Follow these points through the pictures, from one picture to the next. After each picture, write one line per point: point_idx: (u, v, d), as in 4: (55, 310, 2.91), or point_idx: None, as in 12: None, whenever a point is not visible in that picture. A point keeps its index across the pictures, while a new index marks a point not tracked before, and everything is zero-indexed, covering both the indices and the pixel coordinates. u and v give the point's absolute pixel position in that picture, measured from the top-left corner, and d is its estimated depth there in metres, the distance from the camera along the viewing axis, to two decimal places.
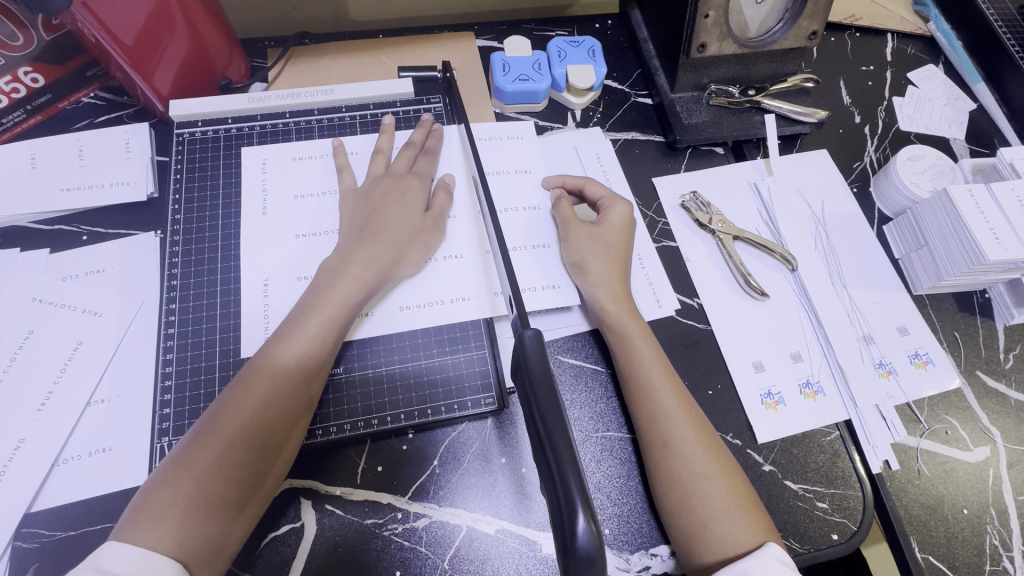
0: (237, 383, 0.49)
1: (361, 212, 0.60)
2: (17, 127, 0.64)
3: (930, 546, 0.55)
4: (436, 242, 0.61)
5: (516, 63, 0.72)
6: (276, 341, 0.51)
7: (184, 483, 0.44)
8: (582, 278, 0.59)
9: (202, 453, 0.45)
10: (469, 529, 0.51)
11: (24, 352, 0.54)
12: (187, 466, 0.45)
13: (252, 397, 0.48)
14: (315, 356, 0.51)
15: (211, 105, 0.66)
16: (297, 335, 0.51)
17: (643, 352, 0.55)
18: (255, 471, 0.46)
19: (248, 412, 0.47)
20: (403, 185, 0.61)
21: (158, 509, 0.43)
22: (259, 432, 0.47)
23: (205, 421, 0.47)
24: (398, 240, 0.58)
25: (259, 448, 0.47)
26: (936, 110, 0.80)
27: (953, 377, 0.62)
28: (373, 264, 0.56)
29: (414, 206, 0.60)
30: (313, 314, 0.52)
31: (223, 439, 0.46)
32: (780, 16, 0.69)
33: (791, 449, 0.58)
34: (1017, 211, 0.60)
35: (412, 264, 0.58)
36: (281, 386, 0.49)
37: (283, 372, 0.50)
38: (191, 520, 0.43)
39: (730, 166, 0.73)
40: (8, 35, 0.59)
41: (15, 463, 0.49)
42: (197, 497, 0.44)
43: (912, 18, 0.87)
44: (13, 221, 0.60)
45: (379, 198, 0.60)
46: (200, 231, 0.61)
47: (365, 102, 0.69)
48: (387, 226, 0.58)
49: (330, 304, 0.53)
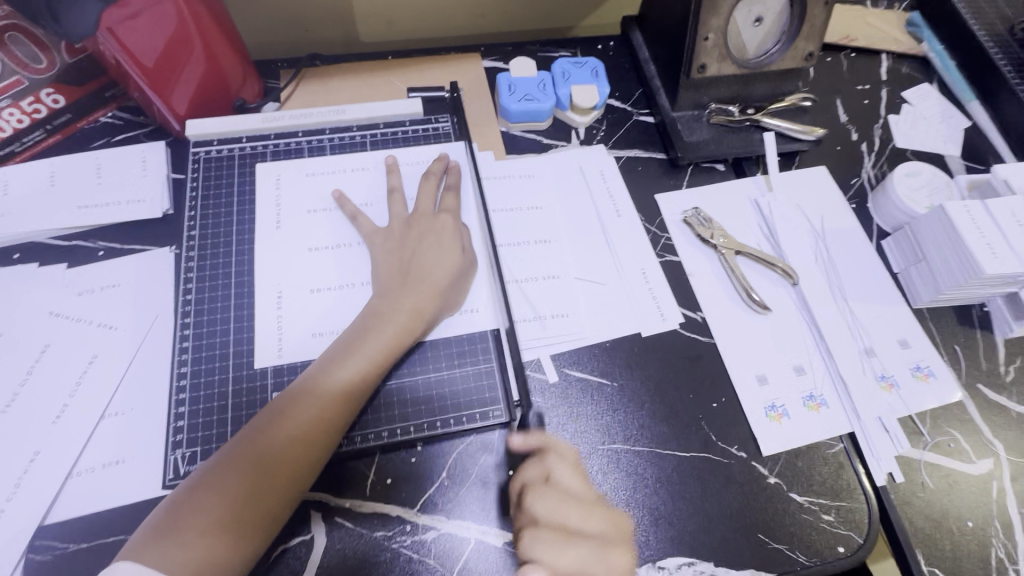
0: (273, 408, 0.51)
1: (399, 257, 0.60)
2: (35, 146, 0.66)
3: (936, 559, 0.55)
4: (459, 299, 0.61)
5: (522, 83, 0.74)
6: (318, 369, 0.53)
7: (216, 499, 0.46)
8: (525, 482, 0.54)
9: (239, 471, 0.47)
10: (477, 542, 0.52)
11: (40, 365, 0.55)
12: (223, 483, 0.47)
13: (295, 422, 0.50)
14: (351, 389, 0.52)
15: (226, 124, 0.67)
16: (340, 364, 0.53)
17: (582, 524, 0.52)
18: (286, 495, 0.48)
19: (279, 439, 0.49)
20: (435, 226, 0.62)
21: (189, 522, 0.45)
22: (296, 458, 0.49)
23: (237, 441, 0.49)
24: (440, 285, 0.58)
25: (293, 473, 0.48)
26: (931, 127, 0.82)
27: (955, 390, 0.63)
28: (422, 299, 0.57)
29: (449, 247, 0.60)
30: (364, 343, 0.54)
31: (260, 459, 0.48)
32: (777, 37, 0.71)
33: (795, 462, 0.58)
34: (1014, 228, 0.61)
35: (450, 308, 0.60)
36: (319, 418, 0.50)
37: (320, 401, 0.51)
38: (219, 538, 0.45)
39: (730, 183, 0.74)
40: (30, 57, 0.61)
41: (31, 474, 0.50)
42: (215, 518, 0.45)
43: (906, 39, 0.89)
44: (32, 237, 0.62)
45: (415, 244, 0.60)
46: (214, 246, 0.62)
47: (375, 122, 0.71)
48: (427, 272, 0.58)
49: (381, 335, 0.54)
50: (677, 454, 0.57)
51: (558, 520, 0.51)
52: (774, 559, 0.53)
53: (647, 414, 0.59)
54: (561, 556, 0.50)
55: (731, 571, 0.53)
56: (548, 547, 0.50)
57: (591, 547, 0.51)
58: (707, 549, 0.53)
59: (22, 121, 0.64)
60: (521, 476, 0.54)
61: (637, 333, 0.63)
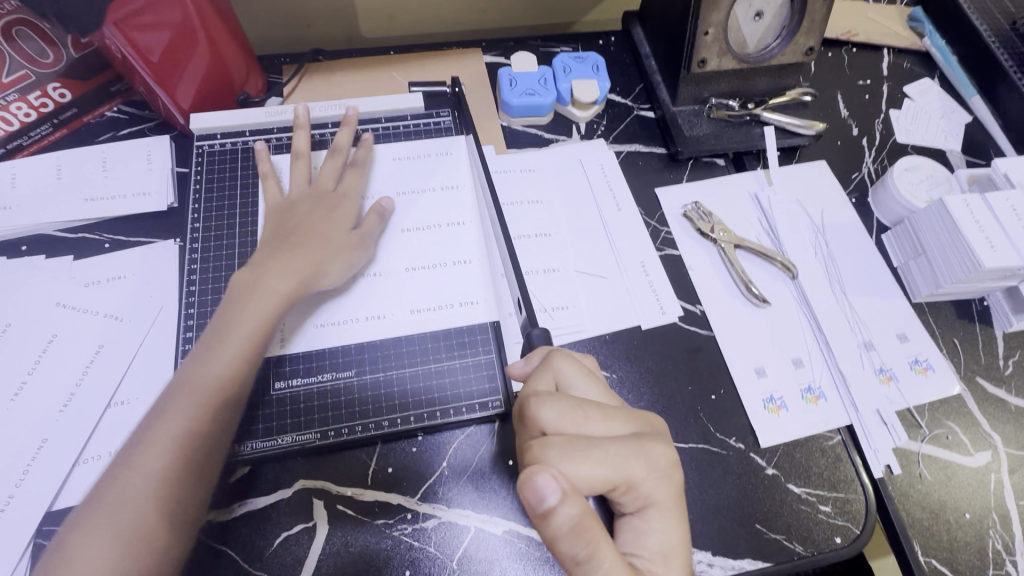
0: (157, 408, 0.51)
1: (281, 225, 0.61)
2: (43, 140, 0.67)
3: (933, 550, 0.55)
4: (364, 258, 0.61)
5: (523, 78, 0.74)
6: (189, 363, 0.53)
7: (116, 508, 0.46)
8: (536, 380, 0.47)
9: (131, 478, 0.47)
10: (477, 530, 0.52)
11: (47, 355, 0.56)
12: (114, 494, 0.47)
13: (170, 421, 0.49)
14: (230, 375, 0.52)
15: (230, 119, 0.68)
16: (211, 355, 0.53)
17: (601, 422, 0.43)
18: (182, 490, 0.48)
19: (166, 439, 0.48)
20: (329, 204, 0.63)
21: (94, 537, 0.45)
22: (179, 453, 0.48)
23: (125, 449, 0.49)
24: (316, 254, 0.58)
25: (191, 469, 0.48)
26: (932, 122, 0.82)
27: (953, 383, 0.63)
28: (291, 274, 0.57)
29: (334, 221, 0.61)
30: (215, 340, 0.53)
31: (145, 463, 0.47)
32: (778, 32, 0.71)
33: (793, 454, 0.59)
34: (1012, 221, 0.61)
35: (335, 277, 0.59)
36: (200, 410, 0.50)
37: (199, 392, 0.51)
38: (131, 546, 0.45)
39: (730, 177, 0.74)
40: (38, 52, 0.64)
41: (39, 461, 0.51)
42: (124, 530, 0.45)
43: (908, 34, 0.89)
44: (40, 230, 0.62)
45: (303, 214, 0.61)
46: (218, 238, 0.63)
47: (377, 116, 0.72)
48: (310, 237, 0.59)
49: (240, 322, 0.54)
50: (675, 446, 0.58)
51: (574, 424, 0.43)
52: (771, 548, 0.54)
53: (645, 405, 0.60)
54: (584, 468, 0.40)
55: (729, 560, 0.53)
56: (565, 454, 0.40)
57: (619, 447, 0.41)
58: (705, 539, 0.54)
59: (29, 114, 0.65)
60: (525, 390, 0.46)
61: (635, 325, 0.64)
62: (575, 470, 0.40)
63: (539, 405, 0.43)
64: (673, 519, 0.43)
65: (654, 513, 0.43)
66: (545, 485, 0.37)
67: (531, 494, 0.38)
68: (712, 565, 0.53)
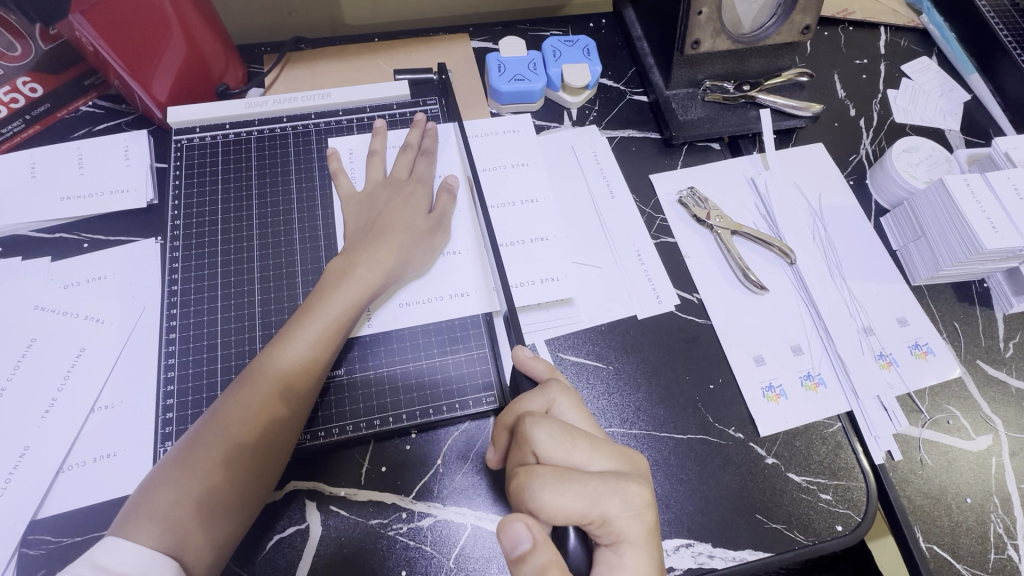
0: (242, 383, 0.50)
1: (366, 215, 0.60)
2: (17, 136, 0.64)
3: (935, 536, 0.55)
4: (440, 242, 0.61)
5: (511, 63, 0.72)
6: (278, 344, 0.51)
7: (190, 479, 0.46)
8: (531, 398, 0.46)
9: (209, 453, 0.47)
10: (473, 527, 0.51)
11: (28, 359, 0.54)
12: (189, 469, 0.46)
13: (252, 401, 0.49)
14: (317, 360, 0.51)
15: (208, 111, 0.66)
16: (300, 336, 0.51)
17: (586, 452, 0.42)
18: (252, 474, 0.47)
19: (251, 419, 0.48)
20: (406, 191, 0.62)
21: (171, 502, 0.45)
22: (260, 435, 0.48)
23: (208, 419, 0.49)
24: (401, 243, 0.58)
25: (268, 450, 0.48)
26: (931, 102, 0.80)
27: (954, 367, 0.62)
28: (377, 265, 0.56)
29: (419, 210, 0.61)
30: (304, 322, 0.52)
31: (225, 441, 0.47)
32: (773, 11, 0.69)
33: (793, 441, 0.58)
34: (1013, 201, 0.60)
35: (419, 264, 0.59)
36: (287, 394, 0.49)
37: (286, 376, 0.50)
38: (197, 520, 0.44)
39: (726, 162, 0.73)
40: (5, 45, 0.61)
41: (21, 469, 0.49)
42: (199, 501, 0.45)
43: (905, 12, 0.88)
44: (16, 230, 0.61)
45: (383, 205, 0.61)
46: (200, 235, 0.61)
47: (362, 105, 0.70)
48: (395, 229, 0.58)
49: (326, 309, 0.53)
50: (674, 437, 0.57)
51: (563, 449, 0.42)
52: (772, 539, 0.53)
53: (643, 397, 0.59)
54: (561, 499, 0.39)
55: (729, 551, 0.52)
56: (554, 488, 0.39)
57: (599, 482, 0.40)
58: (705, 531, 0.53)
59: None
60: (517, 408, 0.46)
61: (632, 316, 0.62)
62: (553, 501, 0.39)
63: (531, 427, 0.42)
64: (646, 555, 0.41)
65: (626, 549, 0.40)
66: (519, 532, 0.37)
67: (504, 540, 0.38)
68: (712, 556, 0.52)
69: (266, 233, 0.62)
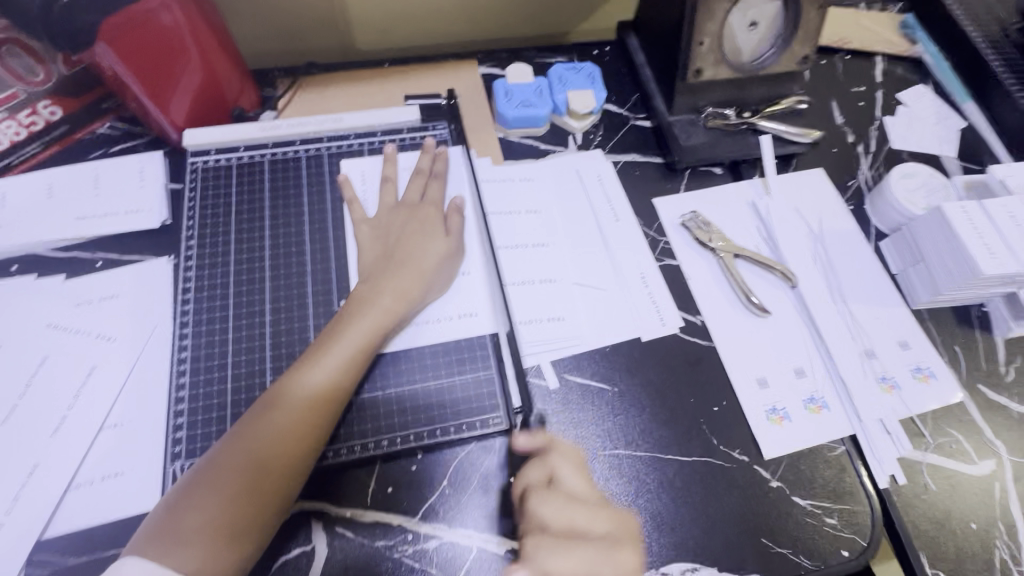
0: (267, 405, 0.51)
1: (380, 241, 0.61)
2: (33, 158, 0.66)
3: (940, 561, 0.55)
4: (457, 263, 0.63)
5: (518, 89, 0.74)
6: (304, 367, 0.52)
7: (213, 501, 0.46)
8: (535, 470, 0.54)
9: (233, 475, 0.47)
10: (479, 550, 0.51)
11: (39, 377, 0.55)
12: (213, 491, 0.46)
13: (277, 423, 0.49)
14: (341, 384, 0.52)
15: (223, 134, 0.67)
16: (326, 360, 0.52)
17: (580, 520, 0.51)
18: (274, 497, 0.47)
19: (276, 442, 0.48)
20: (418, 215, 0.63)
21: (195, 525, 0.45)
22: (284, 458, 0.48)
23: (232, 440, 0.49)
24: (417, 267, 0.59)
25: (291, 474, 0.48)
26: (927, 129, 0.82)
27: (955, 391, 0.63)
28: (401, 294, 0.57)
29: (431, 233, 0.62)
30: (330, 347, 0.53)
31: (249, 464, 0.47)
32: (773, 41, 0.72)
33: (797, 465, 0.58)
34: (1011, 227, 0.61)
35: (436, 288, 0.60)
36: (312, 417, 0.50)
37: (311, 399, 0.51)
38: (219, 543, 0.45)
39: (728, 186, 0.74)
40: (27, 69, 0.60)
41: (30, 487, 0.50)
42: (221, 524, 0.45)
43: (900, 41, 0.90)
44: (31, 249, 0.62)
45: (398, 231, 0.62)
46: (213, 255, 0.62)
47: (372, 129, 0.71)
48: (409, 253, 0.60)
49: (353, 334, 0.54)
50: (679, 459, 0.57)
51: (564, 521, 0.50)
52: (777, 563, 0.53)
53: (648, 419, 0.59)
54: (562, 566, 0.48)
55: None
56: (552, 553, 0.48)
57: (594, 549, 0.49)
58: (710, 554, 0.53)
59: (19, 133, 0.65)
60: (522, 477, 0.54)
61: (637, 337, 0.63)
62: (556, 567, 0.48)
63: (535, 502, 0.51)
64: None
65: None
66: None
67: None
68: None
69: (277, 255, 0.63)
